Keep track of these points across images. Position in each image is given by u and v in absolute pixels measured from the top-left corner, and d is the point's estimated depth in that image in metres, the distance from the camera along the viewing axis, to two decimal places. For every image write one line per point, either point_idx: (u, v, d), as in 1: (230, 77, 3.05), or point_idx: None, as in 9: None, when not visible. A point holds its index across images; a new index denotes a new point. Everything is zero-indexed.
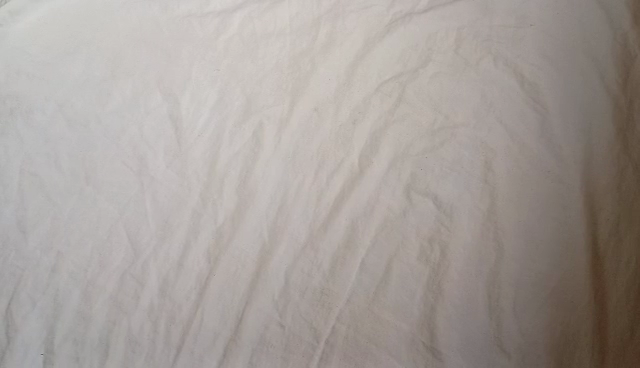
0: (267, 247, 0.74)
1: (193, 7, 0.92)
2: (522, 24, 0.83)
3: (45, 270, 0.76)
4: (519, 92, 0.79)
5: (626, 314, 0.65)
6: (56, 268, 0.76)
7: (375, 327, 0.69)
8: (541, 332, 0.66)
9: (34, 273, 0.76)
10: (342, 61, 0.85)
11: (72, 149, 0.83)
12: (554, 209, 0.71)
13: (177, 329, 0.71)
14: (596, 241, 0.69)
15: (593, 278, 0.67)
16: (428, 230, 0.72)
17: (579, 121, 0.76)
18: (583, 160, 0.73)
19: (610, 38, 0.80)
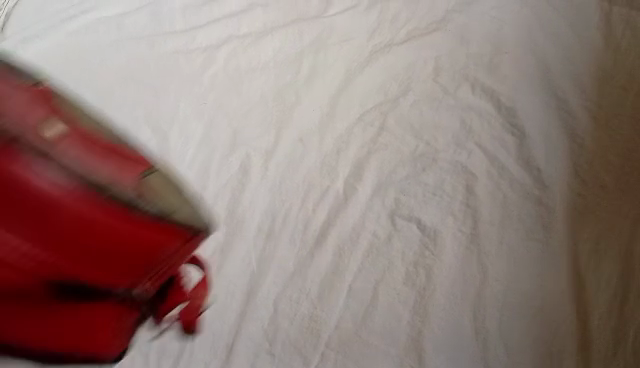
0: (255, 276, 0.75)
1: (179, 44, 0.95)
2: (498, 51, 0.86)
3: None
4: (496, 116, 0.81)
5: (608, 330, 0.67)
6: None
7: (363, 353, 0.69)
8: (526, 349, 0.67)
9: None
10: (325, 92, 0.87)
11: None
12: (536, 228, 0.73)
13: (168, 362, 0.71)
14: (577, 259, 0.71)
15: (576, 295, 0.69)
16: (413, 254, 0.74)
17: (556, 144, 0.78)
18: (561, 181, 0.76)
19: (582, 64, 0.84)
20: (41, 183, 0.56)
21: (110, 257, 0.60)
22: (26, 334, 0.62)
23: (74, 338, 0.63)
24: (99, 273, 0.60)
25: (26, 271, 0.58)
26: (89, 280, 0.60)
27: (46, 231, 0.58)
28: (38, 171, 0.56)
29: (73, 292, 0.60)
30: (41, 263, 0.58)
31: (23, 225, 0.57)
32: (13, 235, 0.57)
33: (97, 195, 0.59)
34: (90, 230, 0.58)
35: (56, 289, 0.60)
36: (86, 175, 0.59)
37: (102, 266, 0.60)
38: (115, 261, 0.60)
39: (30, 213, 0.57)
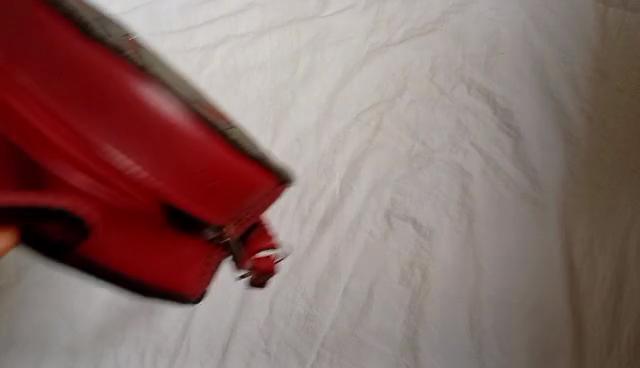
0: None
1: (176, 44, 0.93)
2: (494, 51, 0.87)
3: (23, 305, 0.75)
4: (492, 117, 0.82)
5: (602, 330, 0.67)
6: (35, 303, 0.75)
7: (360, 352, 0.70)
8: (520, 349, 0.68)
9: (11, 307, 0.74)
10: (322, 92, 0.87)
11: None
12: (531, 228, 0.74)
13: (164, 361, 0.72)
14: (572, 259, 0.71)
15: (570, 295, 0.70)
16: (409, 254, 0.74)
17: (551, 144, 0.79)
18: (556, 182, 0.76)
19: (577, 64, 0.84)
20: (146, 91, 0.43)
21: (215, 183, 0.47)
22: (129, 259, 0.49)
23: (150, 269, 0.51)
24: (199, 205, 0.47)
25: (120, 190, 0.44)
26: (199, 213, 0.47)
27: (150, 142, 0.43)
28: (150, 87, 0.43)
29: (177, 219, 0.47)
30: (144, 185, 0.44)
31: (123, 135, 0.43)
32: (115, 148, 0.42)
33: (215, 132, 0.46)
34: (173, 144, 0.44)
35: (186, 228, 0.48)
36: (192, 101, 0.45)
37: (214, 197, 0.47)
38: (214, 194, 0.47)
39: (140, 125, 0.43)
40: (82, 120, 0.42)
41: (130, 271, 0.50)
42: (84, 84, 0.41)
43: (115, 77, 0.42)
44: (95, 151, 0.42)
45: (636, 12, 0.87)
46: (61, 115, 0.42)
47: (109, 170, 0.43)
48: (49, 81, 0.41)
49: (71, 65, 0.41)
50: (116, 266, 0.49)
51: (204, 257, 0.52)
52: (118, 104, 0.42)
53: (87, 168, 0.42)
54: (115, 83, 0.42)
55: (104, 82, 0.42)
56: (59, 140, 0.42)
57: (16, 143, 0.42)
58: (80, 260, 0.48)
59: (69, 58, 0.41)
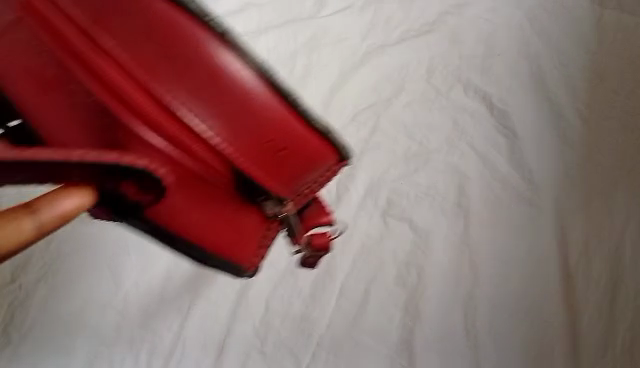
0: (248, 275, 0.75)
1: None
2: (491, 52, 0.87)
3: (18, 304, 0.75)
4: (489, 118, 0.82)
5: (597, 329, 0.68)
6: (29, 303, 0.75)
7: (355, 352, 0.69)
8: (516, 348, 0.68)
9: (6, 307, 0.74)
10: (318, 92, 0.87)
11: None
12: (527, 229, 0.74)
13: (159, 360, 0.71)
14: (567, 259, 0.71)
15: (565, 295, 0.70)
16: (405, 254, 0.74)
17: (547, 146, 0.79)
18: (552, 183, 0.76)
19: (574, 66, 0.84)
20: (221, 58, 0.46)
21: (276, 152, 0.50)
22: (195, 225, 0.52)
23: (210, 233, 0.53)
24: (259, 171, 0.50)
25: (191, 152, 0.48)
26: (258, 179, 0.50)
27: (228, 111, 0.47)
28: (231, 58, 0.46)
29: (244, 188, 0.51)
30: (211, 148, 0.48)
31: (194, 98, 0.46)
32: (197, 118, 0.47)
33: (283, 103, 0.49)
34: (244, 111, 0.48)
35: (246, 195, 0.52)
36: (268, 69, 0.48)
37: (273, 166, 0.50)
38: (280, 166, 0.51)
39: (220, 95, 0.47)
40: (159, 82, 0.46)
41: (194, 235, 0.53)
42: (166, 50, 0.46)
43: (195, 44, 0.46)
44: (168, 112, 0.46)
45: (631, 15, 0.88)
46: (141, 78, 0.46)
47: (179, 131, 0.47)
48: (135, 46, 0.46)
49: (157, 31, 0.45)
50: (181, 230, 0.53)
51: (261, 230, 0.55)
52: (195, 69, 0.46)
53: (163, 128, 0.47)
54: (195, 49, 0.46)
55: (185, 48, 0.46)
56: (138, 102, 0.46)
57: (99, 103, 0.46)
58: (150, 221, 0.52)
59: (158, 24, 0.45)
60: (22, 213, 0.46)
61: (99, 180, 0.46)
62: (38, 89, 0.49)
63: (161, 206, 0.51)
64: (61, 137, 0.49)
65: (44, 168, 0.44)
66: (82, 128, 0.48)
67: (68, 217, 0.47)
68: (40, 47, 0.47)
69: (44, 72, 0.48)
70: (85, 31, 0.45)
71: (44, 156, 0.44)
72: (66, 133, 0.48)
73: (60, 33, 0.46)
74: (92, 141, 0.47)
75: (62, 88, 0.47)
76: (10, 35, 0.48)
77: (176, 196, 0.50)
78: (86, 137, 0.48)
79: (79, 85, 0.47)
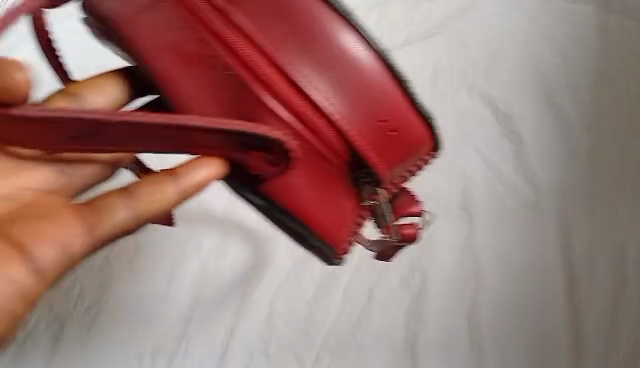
0: (252, 277, 0.75)
1: None
2: (495, 56, 0.87)
3: None
4: (493, 122, 0.82)
5: (601, 330, 0.68)
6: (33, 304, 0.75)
7: (357, 352, 0.70)
8: (520, 349, 0.68)
9: None
10: None
11: (140, 100, 0.75)
12: (531, 232, 0.74)
13: (162, 361, 0.71)
14: (571, 262, 0.72)
15: (570, 297, 0.70)
16: (409, 257, 0.74)
17: (551, 150, 0.79)
18: (555, 186, 0.77)
19: (578, 70, 0.84)
20: (341, 37, 0.51)
21: (389, 133, 0.53)
22: (303, 201, 0.54)
23: (314, 212, 0.54)
24: (370, 148, 0.53)
25: (311, 125, 0.51)
26: (369, 157, 0.53)
27: (348, 88, 0.51)
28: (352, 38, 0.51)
29: (354, 166, 0.53)
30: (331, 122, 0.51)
31: (317, 70, 0.50)
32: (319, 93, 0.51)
33: (399, 88, 0.53)
34: (361, 88, 0.52)
35: (354, 178, 0.54)
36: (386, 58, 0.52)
37: (384, 146, 0.54)
38: (387, 148, 0.54)
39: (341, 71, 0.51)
40: (293, 61, 0.50)
41: (301, 212, 0.54)
42: (299, 32, 0.50)
43: (324, 29, 0.50)
44: (299, 90, 0.50)
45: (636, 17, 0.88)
46: (276, 56, 0.50)
47: (307, 107, 0.51)
48: (272, 28, 0.50)
49: (294, 15, 0.50)
50: (289, 206, 0.54)
51: (355, 215, 0.56)
52: (325, 53, 0.50)
53: (291, 104, 0.51)
54: (327, 33, 0.50)
55: (317, 33, 0.50)
56: (274, 80, 0.50)
57: (232, 76, 0.51)
58: (263, 198, 0.54)
59: (296, 9, 0.50)
60: (166, 180, 0.53)
61: (228, 148, 0.49)
62: (175, 64, 0.53)
63: (279, 179, 0.53)
64: (192, 107, 0.53)
65: (174, 135, 0.47)
66: (219, 102, 0.52)
67: (199, 183, 0.53)
68: (186, 21, 0.51)
69: (185, 48, 0.52)
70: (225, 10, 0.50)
71: (174, 123, 0.46)
72: (200, 104, 0.53)
73: (204, 16, 0.51)
74: (224, 111, 0.52)
75: (204, 63, 0.51)
76: (154, 17, 0.53)
77: (294, 172, 0.52)
78: (217, 107, 0.52)
79: (215, 59, 0.51)
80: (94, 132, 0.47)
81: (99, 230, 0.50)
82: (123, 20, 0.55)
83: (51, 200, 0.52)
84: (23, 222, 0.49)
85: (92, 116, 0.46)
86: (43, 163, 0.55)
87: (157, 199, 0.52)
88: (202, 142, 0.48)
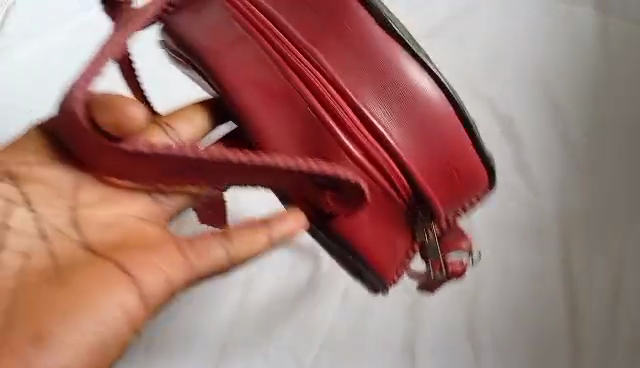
0: (249, 275, 0.74)
1: None
2: (495, 54, 0.86)
3: None
4: (493, 121, 0.81)
5: (600, 327, 0.68)
6: None
7: (360, 354, 0.69)
8: (520, 346, 0.68)
9: None
10: None
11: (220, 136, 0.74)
12: (529, 232, 0.74)
13: (160, 362, 0.69)
14: (569, 260, 0.72)
15: (568, 295, 0.70)
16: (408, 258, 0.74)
17: (550, 150, 0.79)
18: (554, 186, 0.77)
19: (577, 68, 0.84)
20: (413, 81, 0.54)
21: (451, 175, 0.56)
22: (364, 232, 0.56)
23: (373, 242, 0.56)
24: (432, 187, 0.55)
25: (378, 161, 0.54)
26: (430, 195, 0.55)
27: (417, 129, 0.54)
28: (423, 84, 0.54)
29: (416, 202, 0.55)
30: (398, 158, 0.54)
31: (386, 111, 0.54)
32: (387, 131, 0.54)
33: (468, 134, 0.56)
34: (429, 129, 0.54)
35: (409, 217, 0.56)
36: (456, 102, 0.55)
37: (444, 185, 0.56)
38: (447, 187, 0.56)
39: (412, 113, 0.54)
40: (369, 103, 0.54)
41: (358, 246, 0.56)
42: (380, 79, 0.54)
43: (396, 75, 0.54)
44: (374, 131, 0.53)
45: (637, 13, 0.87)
46: (355, 99, 0.53)
47: (377, 145, 0.54)
48: (351, 69, 0.54)
49: (376, 63, 0.54)
50: (352, 235, 0.56)
51: (404, 250, 0.58)
52: (396, 93, 0.54)
53: (363, 144, 0.53)
54: (406, 82, 0.54)
55: (392, 75, 0.54)
56: (344, 117, 0.53)
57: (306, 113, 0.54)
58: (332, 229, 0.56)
59: (379, 58, 0.54)
60: (256, 226, 0.55)
61: (300, 184, 0.52)
62: (260, 98, 0.55)
63: (345, 215, 0.55)
64: (270, 143, 0.55)
65: (252, 173, 0.50)
66: (294, 137, 0.54)
67: (287, 235, 0.56)
68: (271, 61, 0.55)
69: (269, 83, 0.55)
70: (309, 52, 0.54)
71: (251, 160, 0.49)
72: (277, 140, 0.54)
73: (288, 57, 0.54)
74: (300, 150, 0.54)
75: (284, 99, 0.54)
76: (245, 60, 0.56)
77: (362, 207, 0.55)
78: (294, 145, 0.54)
79: (291, 95, 0.54)
80: (181, 167, 0.49)
81: (192, 266, 0.52)
82: (206, 50, 0.57)
83: (148, 232, 0.53)
84: (123, 251, 0.51)
85: (177, 152, 0.48)
86: (138, 191, 0.54)
87: (250, 242, 0.54)
88: (278, 178, 0.51)
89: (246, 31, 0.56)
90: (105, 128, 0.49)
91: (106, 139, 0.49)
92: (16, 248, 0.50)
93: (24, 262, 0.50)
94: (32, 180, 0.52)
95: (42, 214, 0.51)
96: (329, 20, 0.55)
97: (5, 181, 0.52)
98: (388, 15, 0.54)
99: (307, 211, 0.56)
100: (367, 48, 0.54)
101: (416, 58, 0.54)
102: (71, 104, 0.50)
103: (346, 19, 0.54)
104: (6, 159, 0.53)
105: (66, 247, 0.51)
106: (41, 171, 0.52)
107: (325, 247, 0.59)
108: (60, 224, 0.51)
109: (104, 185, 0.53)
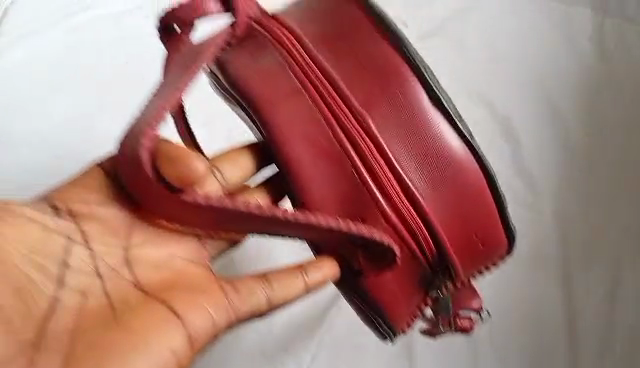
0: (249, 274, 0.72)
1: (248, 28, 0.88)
2: (494, 55, 0.85)
3: None
4: (492, 123, 0.81)
5: (596, 329, 0.70)
6: None
7: (362, 354, 0.69)
8: (518, 348, 0.69)
9: None
10: None
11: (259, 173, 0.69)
12: (529, 233, 0.74)
13: None
14: (568, 262, 0.72)
15: (566, 297, 0.71)
16: None
17: (549, 151, 0.79)
18: (553, 187, 0.77)
19: (576, 68, 0.84)
20: (450, 145, 0.51)
21: (475, 243, 0.54)
22: (386, 285, 0.54)
23: (392, 296, 0.54)
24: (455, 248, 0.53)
25: (406, 219, 0.51)
26: (453, 259, 0.52)
27: (449, 192, 0.52)
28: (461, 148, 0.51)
29: (439, 261, 0.53)
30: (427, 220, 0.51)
31: (418, 172, 0.51)
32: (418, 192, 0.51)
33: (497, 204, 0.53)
34: (460, 192, 0.52)
35: (426, 278, 0.54)
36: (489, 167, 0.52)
37: (467, 249, 0.54)
38: (469, 251, 0.54)
39: (445, 176, 0.51)
40: (406, 166, 0.51)
41: (382, 301, 0.54)
42: (416, 137, 0.51)
43: (433, 136, 0.51)
44: (410, 196, 0.51)
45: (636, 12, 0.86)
46: (396, 164, 0.51)
47: (413, 210, 0.51)
48: (385, 126, 0.51)
49: (422, 129, 0.51)
50: (373, 286, 0.54)
51: (413, 306, 0.55)
52: (430, 153, 0.51)
53: (401, 209, 0.51)
54: (450, 151, 0.51)
55: (428, 135, 0.51)
56: (377, 176, 0.51)
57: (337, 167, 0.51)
58: (358, 276, 0.54)
59: (424, 124, 0.51)
60: (295, 269, 0.53)
61: (338, 239, 0.51)
62: (308, 153, 0.52)
63: (375, 271, 0.53)
64: (314, 203, 0.52)
65: (293, 227, 0.48)
66: (327, 189, 0.52)
67: (321, 282, 0.53)
68: (320, 115, 0.51)
69: (315, 138, 0.52)
70: (358, 114, 0.51)
71: (296, 218, 0.48)
72: (319, 200, 0.52)
73: (337, 114, 0.51)
74: (340, 210, 0.52)
75: (329, 157, 0.51)
76: (288, 106, 0.52)
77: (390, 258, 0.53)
78: (334, 204, 0.52)
79: (321, 147, 0.51)
80: (232, 219, 0.48)
81: (233, 309, 0.50)
82: (240, 85, 0.54)
83: (195, 273, 0.52)
84: (174, 291, 0.50)
85: (234, 206, 0.47)
86: (188, 234, 0.53)
87: (287, 287, 0.52)
88: (322, 233, 0.50)
89: (300, 84, 0.52)
90: (166, 179, 0.48)
91: (168, 191, 0.48)
92: (74, 287, 0.49)
93: (82, 302, 0.49)
94: (90, 218, 0.51)
95: (98, 252, 0.51)
96: (381, 81, 0.51)
97: (64, 218, 0.51)
98: (431, 77, 0.51)
99: (341, 261, 0.54)
100: (409, 110, 0.51)
101: (455, 128, 0.51)
102: (136, 150, 0.48)
103: (398, 83, 0.51)
104: (62, 195, 0.52)
105: (120, 287, 0.50)
106: (100, 210, 0.51)
107: (349, 297, 0.57)
108: (114, 262, 0.51)
109: (157, 226, 0.52)
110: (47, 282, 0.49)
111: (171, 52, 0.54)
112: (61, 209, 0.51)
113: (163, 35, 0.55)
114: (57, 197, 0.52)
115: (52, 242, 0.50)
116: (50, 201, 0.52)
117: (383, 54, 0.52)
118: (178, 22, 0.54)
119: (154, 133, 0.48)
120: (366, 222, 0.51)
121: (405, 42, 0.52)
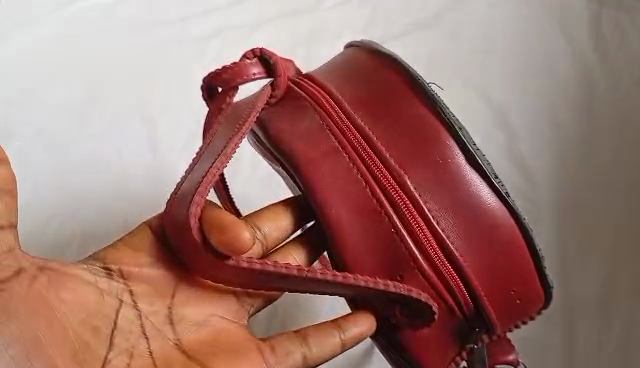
0: None
1: (257, 29, 0.87)
2: (491, 47, 0.85)
3: None
4: (488, 114, 0.81)
5: (592, 324, 0.71)
6: None
7: (363, 353, 0.71)
8: (521, 344, 0.71)
9: None
10: None
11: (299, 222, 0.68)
12: (534, 227, 0.75)
13: None
14: (566, 256, 0.74)
15: (564, 292, 0.72)
16: None
17: (547, 140, 0.79)
18: (550, 176, 0.77)
19: (573, 59, 0.83)
20: (488, 206, 0.51)
21: (513, 299, 0.53)
22: (423, 339, 0.53)
23: (429, 351, 0.53)
24: (493, 306, 0.53)
25: (443, 278, 0.52)
26: (490, 315, 0.52)
27: (488, 251, 0.52)
28: (500, 209, 0.51)
29: (476, 316, 0.53)
30: (465, 278, 0.52)
31: (457, 232, 0.51)
32: (457, 251, 0.51)
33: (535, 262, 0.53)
34: (499, 251, 0.52)
35: (462, 331, 0.53)
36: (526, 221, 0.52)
37: (505, 307, 0.53)
38: (507, 308, 0.54)
39: (484, 236, 0.52)
40: (445, 226, 0.51)
41: (419, 355, 0.53)
42: (453, 199, 0.51)
43: (471, 197, 0.51)
44: (448, 256, 0.51)
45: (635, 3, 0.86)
46: (434, 224, 0.51)
47: (451, 268, 0.52)
48: (423, 186, 0.51)
49: (460, 190, 0.51)
50: (409, 340, 0.53)
51: (449, 361, 0.54)
52: (468, 214, 0.51)
53: (438, 266, 0.51)
54: (486, 211, 0.51)
55: (467, 195, 0.51)
56: (415, 235, 0.51)
57: (376, 228, 0.52)
58: (394, 329, 0.54)
59: (461, 185, 0.51)
60: (332, 326, 0.53)
61: (375, 295, 0.52)
62: (348, 213, 0.52)
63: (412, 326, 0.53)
64: (354, 263, 0.52)
65: (333, 287, 0.50)
66: (366, 249, 0.52)
67: (358, 339, 0.53)
68: (359, 175, 0.52)
69: (354, 198, 0.52)
70: (395, 173, 0.52)
71: (336, 279, 0.50)
72: (360, 260, 0.52)
73: (376, 175, 0.52)
74: (379, 269, 0.52)
75: (368, 216, 0.52)
76: (326, 166, 0.53)
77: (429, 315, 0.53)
78: (373, 263, 0.52)
79: (360, 207, 0.52)
80: (274, 280, 0.50)
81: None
82: (275, 132, 0.55)
83: (235, 333, 0.53)
84: (217, 355, 0.51)
85: (276, 269, 0.49)
86: (228, 294, 0.54)
87: (324, 347, 0.52)
88: (360, 290, 0.51)
89: (338, 143, 0.53)
90: (212, 244, 0.49)
91: (215, 258, 0.50)
92: (123, 347, 0.50)
93: (129, 361, 0.50)
94: (138, 279, 0.53)
95: (145, 312, 0.52)
96: (418, 143, 0.52)
97: (116, 280, 0.52)
98: (467, 137, 0.51)
99: (378, 315, 0.54)
100: (448, 171, 0.51)
101: (493, 187, 0.51)
102: (186, 214, 0.49)
103: (435, 145, 0.52)
104: (114, 255, 0.53)
105: (164, 346, 0.51)
106: (148, 271, 0.53)
107: (382, 348, 0.56)
108: (160, 322, 0.52)
109: (201, 289, 0.53)
110: (99, 344, 0.50)
111: (213, 113, 0.56)
112: (113, 271, 0.53)
113: (207, 97, 0.57)
114: (109, 258, 0.53)
115: (104, 303, 0.51)
116: (103, 261, 0.53)
117: (420, 115, 0.52)
118: (220, 83, 0.55)
119: (203, 199, 0.49)
120: (404, 280, 0.52)
121: (441, 102, 0.52)
